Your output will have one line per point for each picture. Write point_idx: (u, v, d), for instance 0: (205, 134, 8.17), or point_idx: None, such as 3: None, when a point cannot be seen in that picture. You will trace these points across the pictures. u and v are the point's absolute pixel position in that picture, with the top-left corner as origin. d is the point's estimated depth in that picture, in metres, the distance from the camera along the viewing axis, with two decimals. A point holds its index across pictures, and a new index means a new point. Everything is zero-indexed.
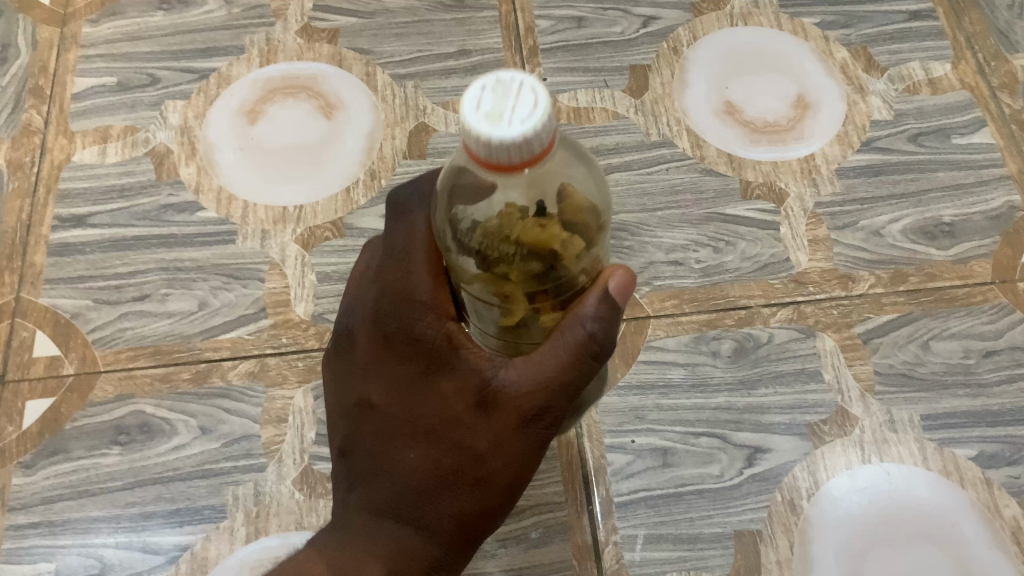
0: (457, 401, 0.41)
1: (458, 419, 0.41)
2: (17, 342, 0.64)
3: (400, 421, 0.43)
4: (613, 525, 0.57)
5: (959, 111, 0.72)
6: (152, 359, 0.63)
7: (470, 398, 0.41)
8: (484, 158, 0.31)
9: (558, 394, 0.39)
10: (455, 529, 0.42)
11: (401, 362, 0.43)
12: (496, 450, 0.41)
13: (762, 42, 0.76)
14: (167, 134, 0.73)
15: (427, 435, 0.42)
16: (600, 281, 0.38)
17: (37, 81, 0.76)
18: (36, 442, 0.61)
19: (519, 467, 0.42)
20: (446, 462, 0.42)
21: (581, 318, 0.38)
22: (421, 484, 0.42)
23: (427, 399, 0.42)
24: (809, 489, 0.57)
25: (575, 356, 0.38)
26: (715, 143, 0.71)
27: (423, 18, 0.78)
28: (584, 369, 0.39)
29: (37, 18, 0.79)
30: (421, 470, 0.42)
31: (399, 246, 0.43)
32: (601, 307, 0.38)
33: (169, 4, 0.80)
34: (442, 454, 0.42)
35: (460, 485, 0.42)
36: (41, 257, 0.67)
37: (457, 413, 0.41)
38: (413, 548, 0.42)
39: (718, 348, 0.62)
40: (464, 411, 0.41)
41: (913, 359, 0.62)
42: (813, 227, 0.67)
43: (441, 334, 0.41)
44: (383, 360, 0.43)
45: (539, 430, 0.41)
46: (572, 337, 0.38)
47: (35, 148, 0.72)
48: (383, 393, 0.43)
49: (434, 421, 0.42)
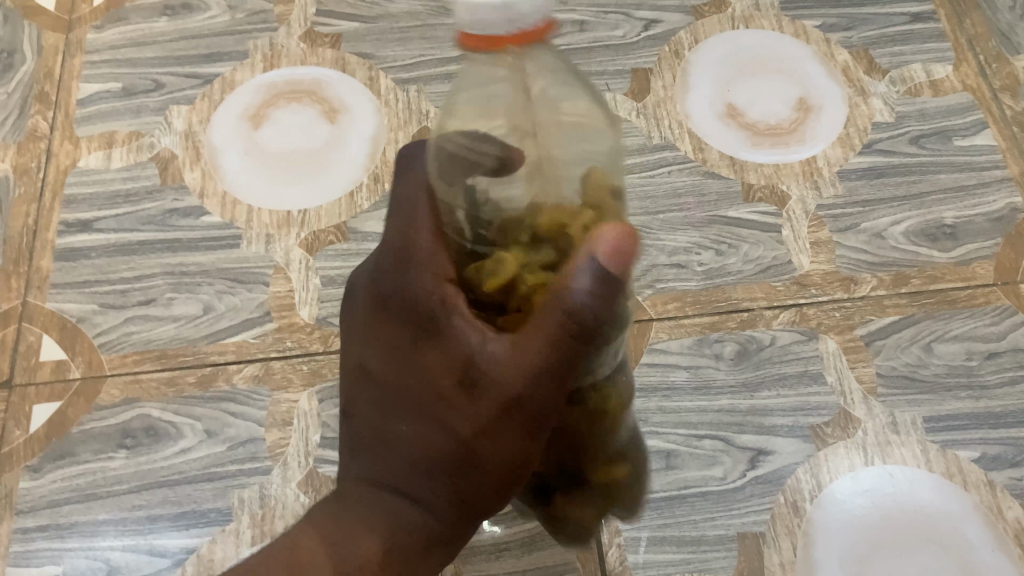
0: (442, 377, 0.39)
1: (444, 394, 0.39)
2: (23, 347, 0.64)
3: (393, 392, 0.41)
4: (617, 527, 0.57)
5: (961, 113, 0.72)
6: (158, 363, 0.64)
7: (461, 370, 0.38)
8: (478, 37, 0.34)
9: (549, 367, 0.36)
10: (454, 509, 0.40)
11: (397, 332, 0.41)
12: (485, 430, 0.38)
13: (764, 45, 0.76)
14: (172, 139, 0.73)
15: (420, 411, 0.40)
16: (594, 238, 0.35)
17: (42, 87, 0.76)
18: (43, 445, 0.61)
19: (513, 447, 0.39)
20: (436, 438, 0.39)
21: (570, 284, 0.34)
22: (412, 460, 0.40)
23: (417, 368, 0.40)
24: (812, 491, 0.58)
25: (565, 324, 0.35)
26: (717, 146, 0.71)
27: (425, 22, 0.79)
28: (567, 351, 0.35)
29: (42, 24, 0.79)
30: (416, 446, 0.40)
31: (404, 211, 0.41)
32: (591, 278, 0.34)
33: (173, 10, 0.80)
34: (432, 430, 0.39)
35: (450, 464, 0.39)
36: (48, 262, 0.68)
37: (448, 386, 0.39)
38: (411, 522, 0.41)
39: (720, 351, 0.63)
40: (454, 383, 0.38)
41: (915, 361, 0.62)
42: (815, 230, 0.67)
43: (432, 301, 0.39)
44: (381, 327, 0.42)
45: (533, 408, 0.37)
46: (559, 302, 0.34)
47: (40, 153, 0.73)
48: (379, 361, 0.42)
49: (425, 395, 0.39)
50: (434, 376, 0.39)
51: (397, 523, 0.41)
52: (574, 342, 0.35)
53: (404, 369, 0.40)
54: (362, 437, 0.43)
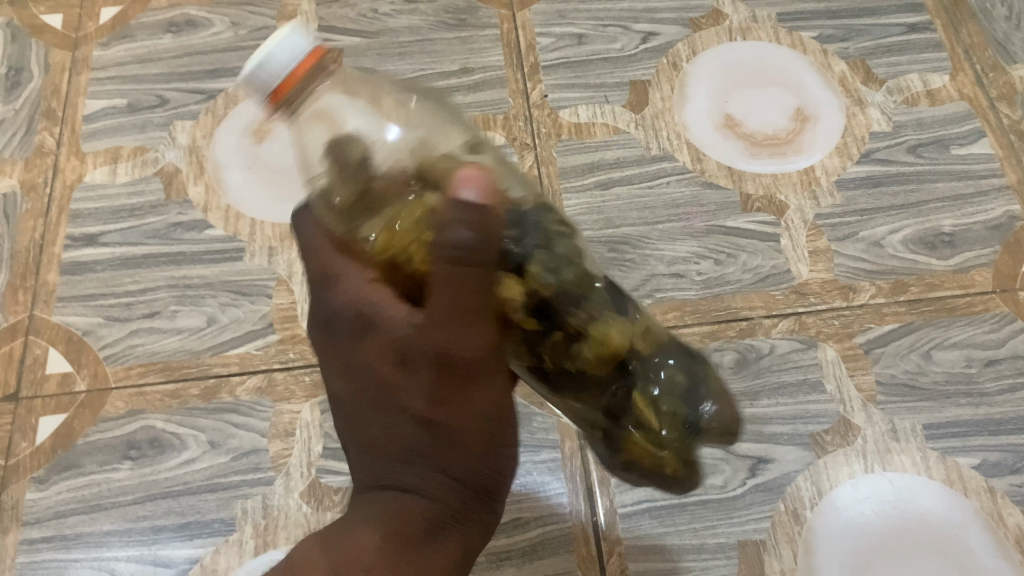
0: (383, 364, 0.40)
1: (397, 378, 0.39)
2: (30, 360, 0.65)
3: (355, 396, 0.41)
4: (618, 536, 0.57)
5: (958, 122, 0.73)
6: (162, 375, 0.64)
7: (395, 357, 0.39)
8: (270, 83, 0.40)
9: (472, 314, 0.37)
10: (444, 480, 0.39)
11: (344, 335, 0.41)
12: (440, 403, 0.39)
13: (761, 56, 0.77)
14: (176, 153, 0.74)
15: (377, 399, 0.40)
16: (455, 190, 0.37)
17: (49, 104, 0.77)
18: (49, 457, 0.62)
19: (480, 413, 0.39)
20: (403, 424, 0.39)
21: (444, 226, 0.36)
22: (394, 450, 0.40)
23: (365, 364, 0.41)
24: (812, 499, 0.58)
25: (452, 263, 0.36)
26: (716, 157, 0.72)
27: (425, 37, 0.80)
28: (483, 284, 0.37)
29: (49, 42, 0.81)
30: (384, 432, 0.40)
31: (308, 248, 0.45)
32: (466, 205, 0.36)
33: (177, 27, 0.81)
34: (396, 418, 0.40)
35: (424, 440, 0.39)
36: (54, 276, 0.69)
37: (389, 376, 0.40)
38: (409, 505, 0.39)
39: (720, 360, 0.63)
40: (394, 372, 0.39)
41: (915, 369, 0.62)
42: (813, 239, 0.68)
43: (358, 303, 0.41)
44: (328, 345, 0.43)
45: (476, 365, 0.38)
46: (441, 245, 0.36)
47: (47, 169, 0.74)
48: (339, 375, 0.42)
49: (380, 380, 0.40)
50: (383, 365, 0.40)
51: (398, 515, 0.39)
52: (479, 268, 0.36)
53: (360, 368, 0.41)
54: (348, 449, 0.42)
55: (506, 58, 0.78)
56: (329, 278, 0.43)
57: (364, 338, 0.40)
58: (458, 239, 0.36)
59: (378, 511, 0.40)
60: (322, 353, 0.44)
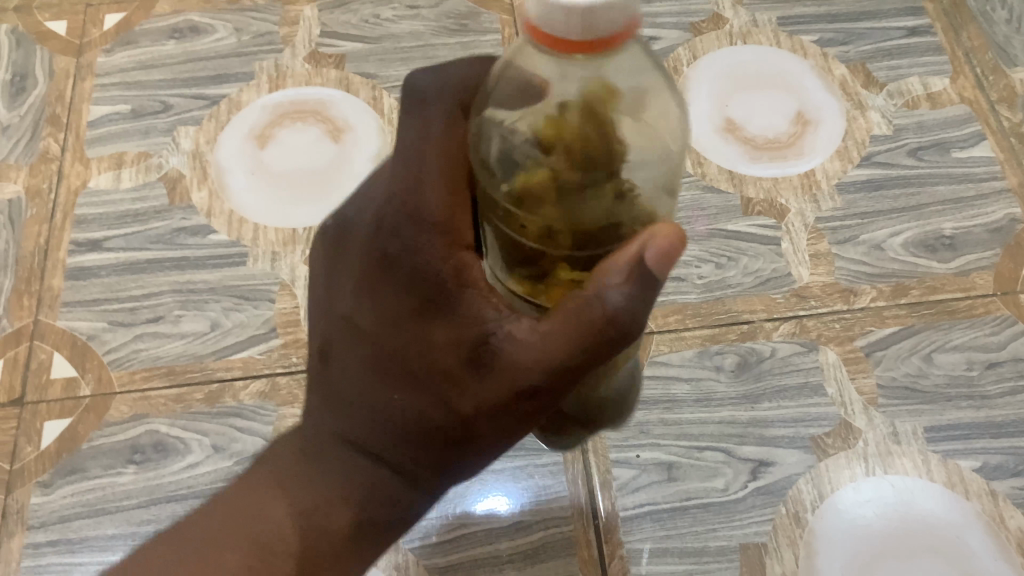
0: (448, 353, 0.40)
1: (449, 372, 0.40)
2: (35, 364, 0.66)
3: (389, 354, 0.41)
4: (620, 539, 0.58)
5: (958, 125, 0.73)
6: (166, 379, 0.65)
7: (463, 352, 0.39)
8: None
9: (560, 376, 0.37)
10: (428, 471, 0.43)
11: (402, 292, 0.41)
12: (482, 416, 0.40)
13: (761, 60, 0.77)
14: (179, 158, 0.74)
15: (413, 377, 0.41)
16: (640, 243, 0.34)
17: (53, 110, 0.78)
18: (54, 461, 0.62)
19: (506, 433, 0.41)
20: (430, 413, 0.41)
21: (601, 288, 0.34)
22: (402, 425, 0.41)
23: (420, 340, 0.40)
24: (814, 502, 0.58)
25: (588, 330, 0.35)
26: (717, 160, 0.72)
27: (428, 42, 0.80)
28: (604, 352, 0.36)
29: (54, 49, 0.81)
30: (403, 410, 0.41)
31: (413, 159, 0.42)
32: (628, 276, 0.34)
33: (181, 33, 0.82)
34: (428, 404, 0.41)
35: (439, 437, 0.41)
36: (59, 281, 0.69)
37: (447, 364, 0.40)
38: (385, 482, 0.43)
39: (721, 363, 0.63)
40: (454, 364, 0.40)
41: (915, 372, 0.63)
42: (814, 242, 0.68)
43: (444, 268, 0.40)
44: (377, 286, 0.42)
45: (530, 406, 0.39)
46: (588, 304, 0.35)
47: (52, 175, 0.74)
48: (375, 320, 0.42)
49: (426, 361, 0.40)
50: (440, 350, 0.40)
51: (374, 486, 0.43)
52: (604, 341, 0.35)
53: (406, 338, 0.41)
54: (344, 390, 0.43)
55: None
56: (400, 231, 0.41)
57: (426, 315, 0.40)
58: (606, 301, 0.34)
59: (358, 474, 0.43)
60: (359, 283, 0.43)
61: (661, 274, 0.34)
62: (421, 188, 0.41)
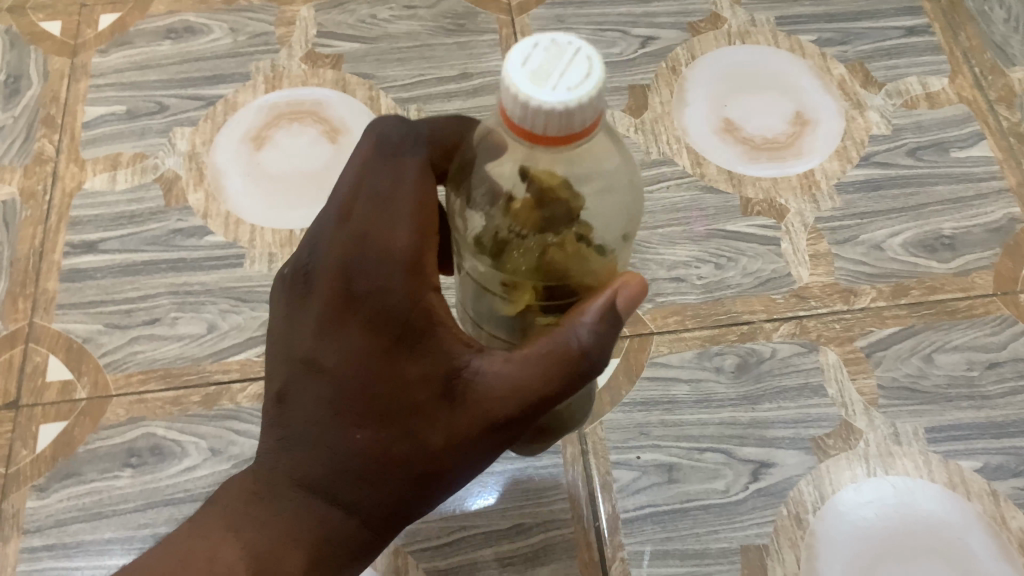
0: (421, 388, 0.38)
1: (420, 408, 0.38)
2: (30, 367, 0.65)
3: (353, 395, 0.38)
4: (620, 542, 0.57)
5: (957, 125, 0.73)
6: (162, 382, 0.64)
7: (436, 387, 0.38)
8: None
9: (534, 404, 0.38)
10: (385, 518, 0.39)
11: (369, 327, 0.37)
12: (453, 450, 0.38)
13: (760, 60, 0.77)
14: (175, 159, 0.74)
15: (380, 417, 0.38)
16: (608, 291, 0.37)
17: (48, 111, 0.77)
18: (49, 465, 0.61)
19: (470, 468, 0.39)
20: (396, 452, 0.38)
21: (576, 324, 0.37)
22: (365, 470, 0.38)
23: (389, 379, 0.38)
24: (815, 503, 0.58)
25: (563, 364, 0.37)
26: (716, 161, 0.72)
27: (425, 42, 0.80)
28: (574, 386, 0.38)
29: (48, 50, 0.81)
30: (366, 454, 0.38)
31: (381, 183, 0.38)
32: (600, 317, 0.37)
33: (176, 33, 0.81)
34: (394, 443, 0.38)
35: (405, 476, 0.39)
36: (54, 283, 0.69)
37: (419, 401, 0.38)
38: (340, 536, 0.39)
39: (721, 364, 0.63)
40: (426, 400, 0.38)
41: (916, 372, 0.62)
42: (813, 242, 0.68)
43: (415, 307, 0.37)
44: (340, 321, 0.38)
45: (500, 438, 0.39)
46: (563, 341, 0.37)
47: (47, 176, 0.74)
48: (337, 358, 0.38)
49: (397, 400, 0.38)
50: (411, 386, 0.38)
51: (329, 541, 0.39)
52: (575, 378, 0.37)
53: (372, 376, 0.38)
54: (296, 435, 0.39)
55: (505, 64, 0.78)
56: (364, 263, 0.37)
57: (398, 351, 0.37)
58: (579, 336, 0.37)
59: (313, 527, 0.39)
60: (317, 319, 0.38)
61: (621, 318, 0.38)
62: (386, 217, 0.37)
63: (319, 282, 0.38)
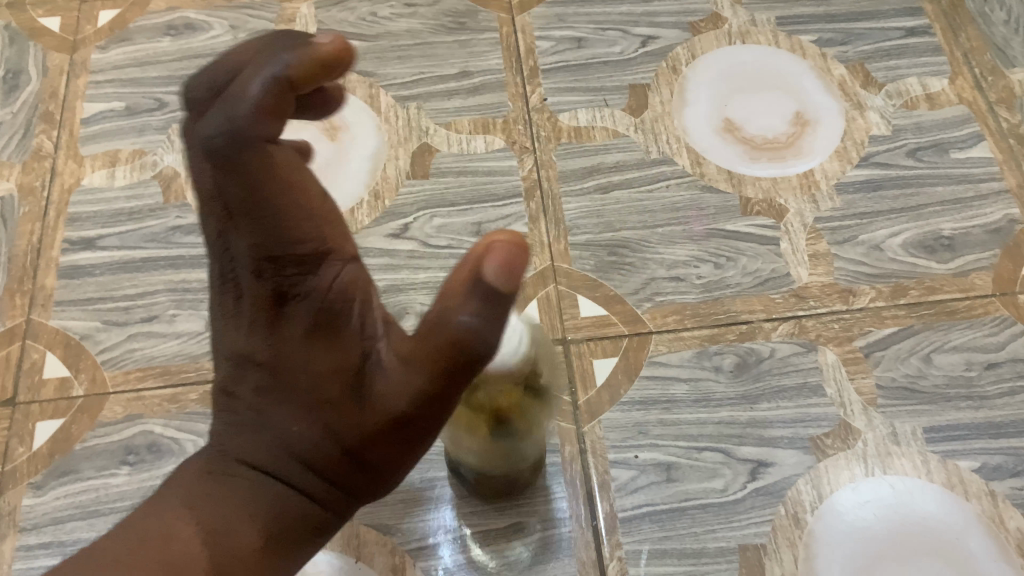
0: (337, 377, 0.36)
1: (334, 404, 0.36)
2: (28, 364, 0.65)
3: (284, 382, 0.36)
4: (617, 541, 0.57)
5: (957, 125, 0.73)
6: (160, 379, 0.64)
7: (350, 378, 0.36)
8: None
9: (438, 395, 0.35)
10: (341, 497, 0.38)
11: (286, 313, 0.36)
12: (374, 441, 0.36)
13: (761, 60, 0.77)
14: (175, 157, 0.74)
15: (310, 404, 0.36)
16: (480, 254, 0.33)
17: (47, 107, 0.77)
18: (46, 462, 0.61)
19: (398, 454, 0.37)
20: (324, 440, 0.36)
21: (454, 311, 0.33)
22: (300, 454, 0.37)
23: (309, 368, 0.36)
24: (813, 503, 0.58)
25: (454, 356, 0.34)
26: (716, 160, 0.72)
27: (425, 40, 0.80)
28: (467, 376, 0.35)
29: (48, 45, 0.81)
30: (306, 440, 0.37)
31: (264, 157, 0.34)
32: (483, 296, 0.33)
33: (176, 30, 0.81)
34: (321, 430, 0.36)
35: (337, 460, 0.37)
36: (53, 280, 0.69)
37: (334, 393, 0.36)
38: (294, 511, 0.37)
39: (720, 363, 0.63)
40: (341, 391, 0.36)
41: (915, 372, 0.62)
42: (813, 242, 0.68)
43: (333, 288, 0.36)
44: (262, 309, 0.36)
45: (416, 424, 0.36)
46: (449, 329, 0.33)
47: (45, 173, 0.74)
48: (268, 349, 0.36)
49: (327, 392, 0.36)
50: (322, 381, 0.36)
51: (288, 515, 0.37)
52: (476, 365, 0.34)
53: (289, 369, 0.36)
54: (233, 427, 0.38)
55: (505, 62, 0.78)
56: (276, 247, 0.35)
57: (330, 339, 0.36)
58: (457, 321, 0.33)
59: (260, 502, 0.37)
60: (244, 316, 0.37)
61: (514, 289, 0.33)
62: (287, 184, 0.34)
63: (234, 272, 0.36)
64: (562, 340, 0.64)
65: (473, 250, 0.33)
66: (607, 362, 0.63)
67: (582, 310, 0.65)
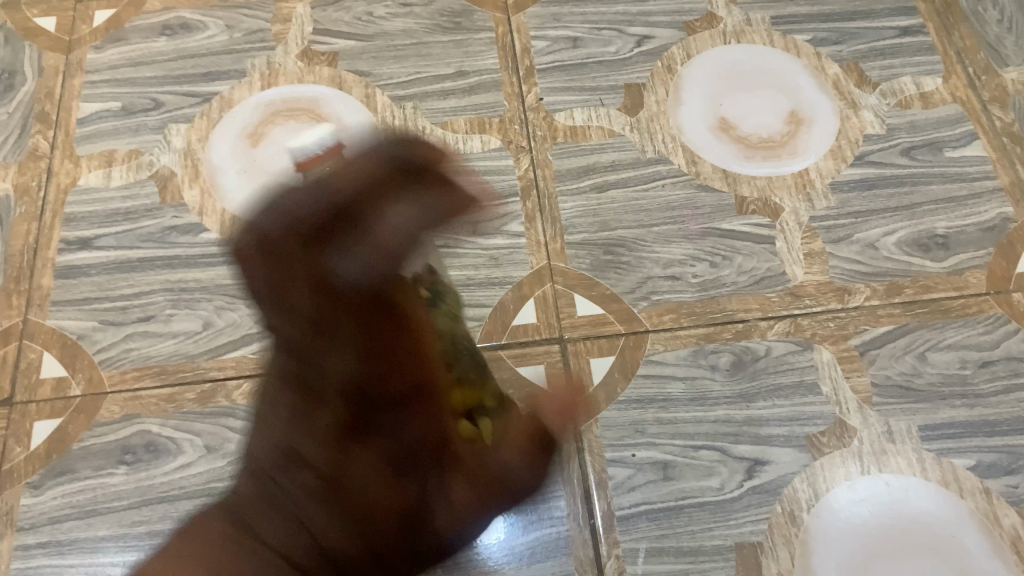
0: (388, 494, 0.37)
1: (377, 519, 0.36)
2: (24, 364, 0.65)
3: (329, 488, 0.35)
4: (615, 539, 0.57)
5: (951, 124, 0.73)
6: (157, 379, 0.64)
7: (400, 500, 0.37)
8: None
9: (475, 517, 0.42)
10: None
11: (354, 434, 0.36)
12: (394, 540, 0.38)
13: (756, 60, 0.77)
14: (170, 157, 0.74)
15: (351, 512, 0.36)
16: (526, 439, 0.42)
17: (42, 107, 0.77)
18: (43, 462, 0.61)
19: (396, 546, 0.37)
20: (342, 539, 0.35)
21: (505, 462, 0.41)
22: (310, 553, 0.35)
23: (355, 468, 0.36)
24: (809, 501, 0.58)
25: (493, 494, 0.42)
26: (711, 160, 0.72)
27: (420, 40, 0.80)
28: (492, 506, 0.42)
29: (43, 45, 0.81)
30: (328, 538, 0.35)
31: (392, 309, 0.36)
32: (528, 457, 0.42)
33: (172, 30, 0.81)
34: (341, 532, 0.35)
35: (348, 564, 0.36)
36: (49, 279, 0.68)
37: (381, 505, 0.37)
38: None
39: (716, 362, 0.63)
40: (390, 507, 0.37)
41: (910, 370, 0.63)
42: (808, 241, 0.68)
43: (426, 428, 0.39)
44: (337, 430, 0.36)
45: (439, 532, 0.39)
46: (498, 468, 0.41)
47: (41, 173, 0.74)
48: (325, 453, 0.36)
49: (373, 525, 0.36)
50: (375, 502, 0.36)
51: None
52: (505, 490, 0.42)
53: (344, 479, 0.36)
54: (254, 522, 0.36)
55: (501, 61, 0.79)
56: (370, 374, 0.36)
57: (398, 480, 0.37)
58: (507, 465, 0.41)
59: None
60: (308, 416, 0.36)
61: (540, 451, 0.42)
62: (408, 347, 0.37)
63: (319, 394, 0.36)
64: (559, 340, 0.64)
65: (521, 436, 0.42)
66: (604, 361, 0.63)
67: (578, 309, 0.66)
